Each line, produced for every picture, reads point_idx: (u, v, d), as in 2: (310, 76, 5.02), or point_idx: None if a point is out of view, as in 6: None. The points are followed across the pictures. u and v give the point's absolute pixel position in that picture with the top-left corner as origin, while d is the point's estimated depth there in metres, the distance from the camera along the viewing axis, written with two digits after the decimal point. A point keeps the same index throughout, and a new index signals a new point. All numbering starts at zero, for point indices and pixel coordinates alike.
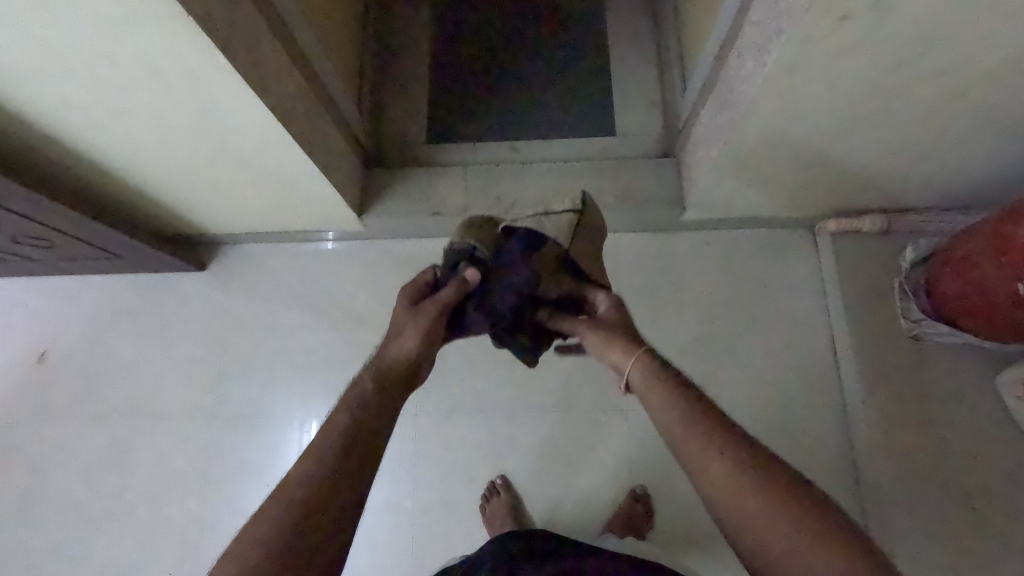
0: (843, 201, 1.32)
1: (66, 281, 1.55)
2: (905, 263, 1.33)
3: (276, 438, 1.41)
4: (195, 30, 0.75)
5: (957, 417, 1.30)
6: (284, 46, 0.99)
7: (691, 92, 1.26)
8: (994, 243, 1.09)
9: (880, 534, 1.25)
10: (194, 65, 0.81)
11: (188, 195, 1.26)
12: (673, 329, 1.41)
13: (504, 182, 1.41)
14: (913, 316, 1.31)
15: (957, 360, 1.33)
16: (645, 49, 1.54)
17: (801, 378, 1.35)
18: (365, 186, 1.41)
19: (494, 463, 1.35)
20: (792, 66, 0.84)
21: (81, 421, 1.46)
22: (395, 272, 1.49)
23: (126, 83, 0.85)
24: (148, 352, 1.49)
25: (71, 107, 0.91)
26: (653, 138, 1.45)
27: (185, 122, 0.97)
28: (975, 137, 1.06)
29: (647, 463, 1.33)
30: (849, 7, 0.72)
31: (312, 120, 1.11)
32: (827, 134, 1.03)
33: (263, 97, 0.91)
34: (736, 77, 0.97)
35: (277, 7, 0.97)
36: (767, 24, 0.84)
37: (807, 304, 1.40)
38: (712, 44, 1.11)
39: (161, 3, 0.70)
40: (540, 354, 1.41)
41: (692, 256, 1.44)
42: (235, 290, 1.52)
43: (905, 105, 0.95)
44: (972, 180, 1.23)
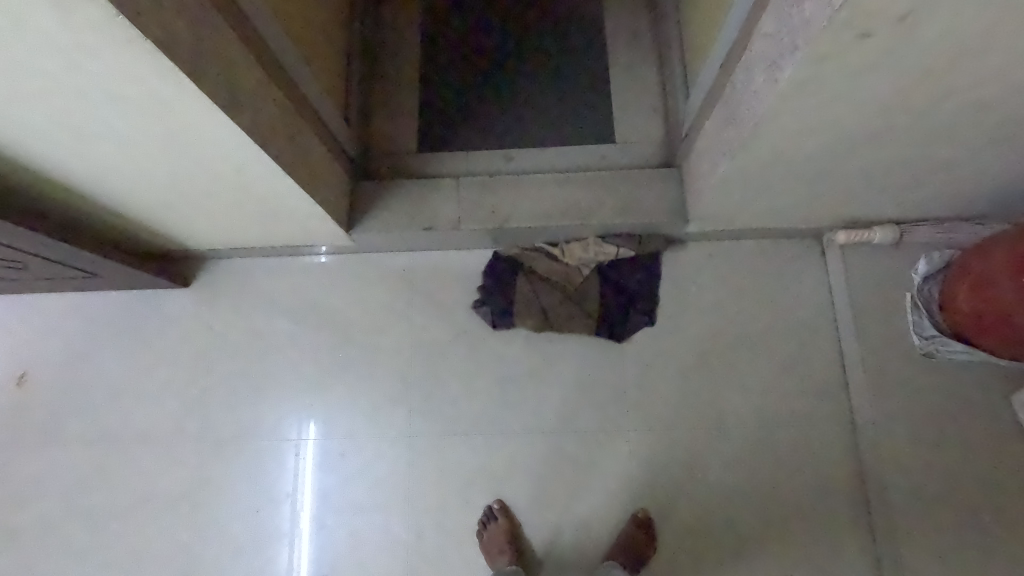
0: (853, 213, 1.26)
1: (45, 299, 1.49)
2: (918, 276, 1.28)
3: (265, 462, 1.36)
4: (157, 54, 0.68)
5: (968, 436, 1.25)
6: (260, 63, 0.93)
7: (693, 101, 1.20)
8: (1013, 263, 1.03)
9: (891, 560, 1.20)
10: (159, 88, 0.75)
11: (166, 213, 1.20)
12: (675, 346, 1.35)
13: (498, 193, 1.35)
14: (925, 333, 1.28)
15: (970, 377, 1.28)
16: (645, 51, 1.47)
17: (808, 396, 1.30)
18: (353, 200, 1.35)
19: (491, 487, 1.30)
20: (806, 84, 0.78)
21: (64, 445, 1.40)
22: (386, 288, 1.43)
23: (87, 109, 0.79)
24: (132, 373, 1.44)
25: (29, 132, 0.84)
26: (654, 146, 1.39)
27: (155, 144, 0.90)
28: (994, 150, 1.00)
29: (649, 486, 1.28)
30: (871, 24, 0.66)
31: (293, 137, 1.05)
32: (839, 149, 0.98)
33: (236, 119, 0.85)
34: (744, 91, 0.91)
35: (251, 20, 0.90)
36: (779, 38, 0.78)
37: (814, 318, 1.35)
38: (717, 52, 1.04)
39: (115, 27, 0.63)
40: (538, 373, 1.36)
41: (695, 269, 1.39)
42: (221, 307, 1.46)
43: (924, 121, 0.90)
44: (989, 192, 1.17)
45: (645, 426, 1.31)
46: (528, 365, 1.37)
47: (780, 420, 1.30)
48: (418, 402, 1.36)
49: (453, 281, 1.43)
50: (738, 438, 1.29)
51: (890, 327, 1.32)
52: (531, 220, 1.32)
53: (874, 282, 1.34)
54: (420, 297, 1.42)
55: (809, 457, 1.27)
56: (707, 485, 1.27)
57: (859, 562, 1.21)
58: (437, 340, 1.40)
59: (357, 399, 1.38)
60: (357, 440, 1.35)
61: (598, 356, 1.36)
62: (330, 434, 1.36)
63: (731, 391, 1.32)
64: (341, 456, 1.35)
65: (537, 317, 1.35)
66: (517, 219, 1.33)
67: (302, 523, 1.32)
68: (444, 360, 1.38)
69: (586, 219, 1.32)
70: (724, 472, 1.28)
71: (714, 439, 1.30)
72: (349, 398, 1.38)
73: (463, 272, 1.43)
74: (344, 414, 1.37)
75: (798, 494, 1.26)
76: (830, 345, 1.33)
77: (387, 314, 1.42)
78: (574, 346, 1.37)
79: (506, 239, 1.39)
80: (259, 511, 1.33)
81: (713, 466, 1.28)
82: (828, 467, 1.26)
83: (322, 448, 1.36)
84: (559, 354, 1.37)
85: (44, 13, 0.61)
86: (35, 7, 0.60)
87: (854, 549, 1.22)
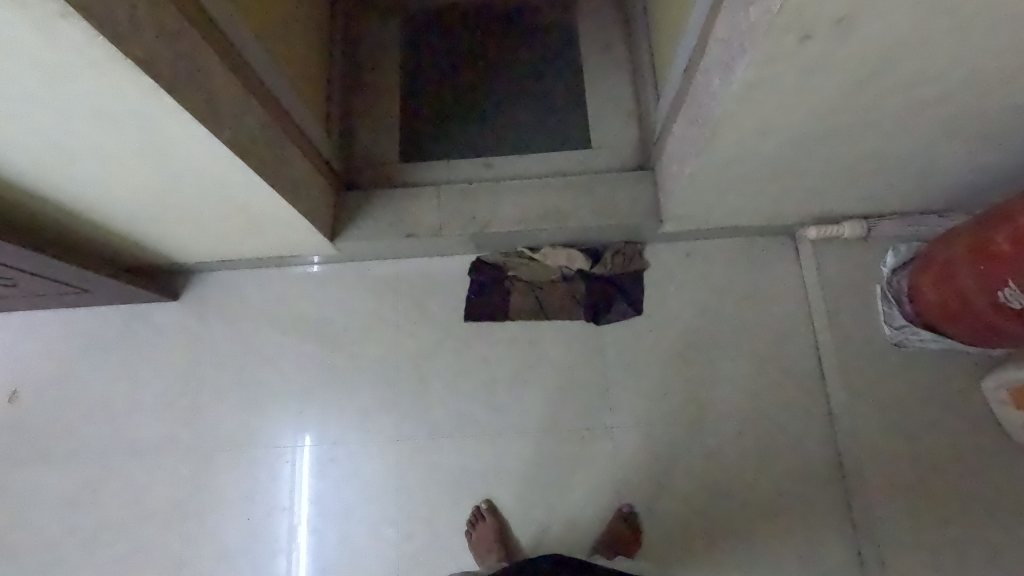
0: (821, 209, 1.31)
1: (35, 316, 1.52)
2: (886, 268, 1.33)
3: (258, 470, 1.38)
4: (137, 72, 0.72)
5: (942, 422, 1.29)
6: (240, 78, 0.97)
7: (663, 104, 1.24)
8: (974, 251, 1.07)
9: (871, 545, 1.23)
10: (141, 106, 0.78)
11: (152, 227, 1.23)
12: (655, 343, 1.39)
13: (477, 200, 1.38)
14: (895, 323, 1.31)
15: (941, 364, 1.32)
16: (618, 58, 1.52)
17: (785, 388, 1.34)
18: (337, 210, 1.38)
19: (479, 487, 1.33)
20: (758, 86, 0.83)
21: (56, 460, 1.42)
22: (372, 296, 1.47)
23: (72, 126, 0.82)
24: (122, 388, 1.46)
25: (15, 151, 0.87)
26: (629, 150, 1.43)
27: (139, 160, 0.94)
28: (947, 143, 1.05)
29: (634, 481, 1.31)
30: (810, 27, 0.71)
31: (275, 149, 1.09)
32: (799, 147, 1.02)
33: (217, 133, 0.89)
34: (704, 94, 0.95)
35: (229, 38, 0.94)
36: (731, 43, 0.82)
37: (789, 313, 1.38)
38: (680, 58, 1.09)
39: (96, 46, 0.67)
40: (522, 373, 1.39)
41: (672, 267, 1.43)
42: (209, 319, 1.48)
43: (877, 117, 0.94)
44: (949, 184, 1.22)
45: (629, 422, 1.34)
46: (512, 366, 1.40)
47: (760, 412, 1.33)
48: (405, 405, 1.39)
49: (437, 286, 1.46)
50: (718, 432, 1.32)
51: (863, 319, 1.36)
52: (510, 224, 1.36)
53: (846, 275, 1.39)
54: (405, 303, 1.45)
55: (788, 448, 1.30)
56: (689, 478, 1.30)
57: (839, 547, 1.24)
58: (423, 345, 1.42)
59: (346, 405, 1.40)
60: (347, 445, 1.38)
61: (581, 355, 1.39)
62: (322, 440, 1.38)
63: (711, 386, 1.35)
64: (332, 462, 1.37)
65: (529, 310, 1.42)
66: (497, 223, 1.36)
67: (297, 537, 1.33)
68: (430, 364, 1.41)
69: (564, 222, 1.35)
70: (706, 464, 1.31)
71: (695, 434, 1.33)
72: (337, 405, 1.40)
73: (447, 278, 1.46)
74: (333, 420, 1.39)
75: (778, 482, 1.29)
76: (806, 337, 1.37)
77: (373, 320, 1.45)
78: (557, 346, 1.40)
79: (487, 244, 1.42)
80: (252, 519, 1.35)
81: (696, 459, 1.31)
82: (806, 457, 1.29)
83: (314, 455, 1.38)
84: (542, 354, 1.40)
85: (29, 36, 0.64)
86: (19, 29, 0.63)
87: (835, 536, 1.24)
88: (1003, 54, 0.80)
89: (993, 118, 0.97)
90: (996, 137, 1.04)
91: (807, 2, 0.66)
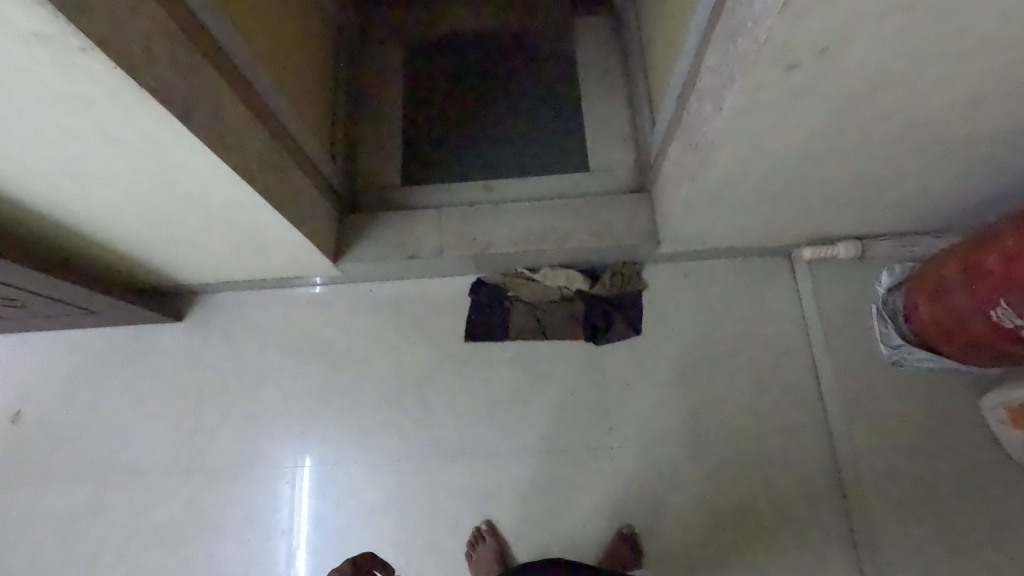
0: (815, 230, 1.33)
1: (42, 337, 1.54)
2: (882, 288, 1.35)
3: (259, 491, 1.38)
4: (150, 100, 0.75)
5: (941, 441, 1.29)
6: (249, 106, 1.00)
7: (658, 129, 1.28)
8: (966, 271, 1.09)
9: (873, 567, 1.22)
10: (153, 132, 0.81)
11: (159, 250, 1.25)
12: (655, 363, 1.40)
13: (479, 222, 1.41)
14: (891, 343, 1.32)
15: (939, 383, 1.33)
16: (615, 85, 1.57)
17: (785, 408, 1.34)
18: (340, 232, 1.41)
19: (480, 508, 1.32)
20: (748, 112, 0.86)
21: (57, 481, 1.42)
22: (374, 316, 1.48)
23: (84, 151, 0.85)
24: (125, 408, 1.47)
25: (30, 176, 0.90)
26: (626, 173, 1.46)
27: (149, 184, 0.96)
28: (934, 166, 1.08)
29: (634, 502, 1.30)
30: (796, 56, 0.74)
31: (280, 173, 1.12)
32: (791, 170, 1.05)
33: (225, 158, 0.91)
34: (697, 119, 0.98)
35: (238, 68, 0.98)
36: (721, 71, 0.85)
37: (786, 333, 1.40)
38: (674, 85, 1.13)
39: (111, 76, 0.70)
40: (522, 394, 1.40)
41: (670, 288, 1.45)
42: (214, 340, 1.50)
43: (866, 141, 0.97)
44: (941, 205, 1.24)
45: (629, 442, 1.35)
46: (512, 386, 1.40)
47: (759, 432, 1.33)
48: (406, 425, 1.39)
49: (439, 307, 1.48)
50: (718, 451, 1.33)
51: (860, 338, 1.37)
52: (511, 245, 1.38)
53: (843, 295, 1.40)
54: (407, 323, 1.47)
55: (789, 468, 1.30)
56: (689, 499, 1.30)
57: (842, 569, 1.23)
58: (424, 365, 1.44)
59: (347, 425, 1.41)
60: (348, 466, 1.38)
61: (581, 376, 1.40)
62: (323, 461, 1.39)
63: (710, 405, 1.36)
64: (333, 482, 1.37)
65: (529, 330, 1.44)
66: (497, 244, 1.38)
67: (297, 560, 1.32)
68: (432, 384, 1.42)
69: (563, 243, 1.38)
70: (705, 485, 1.31)
71: (695, 454, 1.33)
72: (338, 425, 1.41)
73: (447, 298, 1.48)
74: (334, 441, 1.40)
75: (778, 503, 1.28)
76: (804, 357, 1.38)
77: (375, 340, 1.47)
78: (557, 366, 1.41)
79: (487, 265, 1.44)
80: (251, 541, 1.34)
81: (696, 480, 1.31)
82: (806, 477, 1.29)
83: (316, 475, 1.38)
84: (542, 373, 1.41)
85: (47, 66, 0.67)
86: (37, 59, 0.66)
87: (838, 558, 1.23)
88: (983, 81, 0.83)
89: (978, 141, 1.00)
90: (982, 160, 1.07)
91: (791, 33, 0.69)
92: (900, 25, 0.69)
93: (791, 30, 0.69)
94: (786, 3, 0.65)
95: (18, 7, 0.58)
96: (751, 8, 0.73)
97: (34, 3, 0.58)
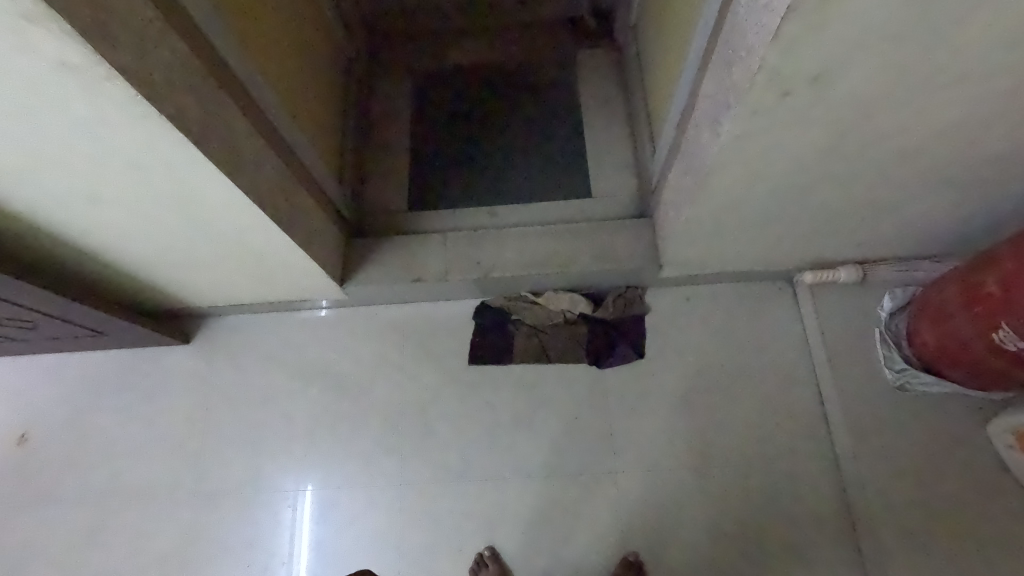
0: (815, 254, 1.35)
1: (52, 359, 1.56)
2: (885, 312, 1.36)
3: (261, 515, 1.37)
4: (168, 126, 0.78)
5: (949, 467, 1.28)
6: (262, 133, 1.04)
7: (659, 155, 1.31)
8: (966, 293, 1.10)
9: None
10: (170, 157, 0.84)
11: (170, 273, 1.28)
12: (658, 386, 1.40)
13: (483, 246, 1.43)
14: (896, 366, 1.32)
15: (944, 409, 1.32)
16: (617, 114, 1.61)
17: (789, 432, 1.34)
18: (346, 256, 1.44)
19: (482, 533, 1.31)
20: (744, 137, 0.88)
21: (59, 504, 1.42)
22: (378, 339, 1.50)
23: (101, 175, 0.88)
24: (129, 431, 1.47)
25: (50, 198, 0.93)
26: (628, 199, 1.49)
27: (163, 207, 0.99)
28: (931, 191, 1.10)
29: (639, 529, 1.29)
30: (790, 84, 0.77)
31: (290, 198, 1.15)
32: (789, 195, 1.07)
33: (238, 182, 0.94)
34: (695, 145, 1.01)
35: (252, 97, 1.02)
36: (717, 98, 0.88)
37: (789, 357, 1.40)
38: (673, 113, 1.16)
39: (132, 103, 0.73)
40: (526, 417, 1.40)
41: (673, 312, 1.46)
42: (220, 362, 1.51)
43: (862, 167, 0.99)
44: (940, 230, 1.26)
45: (633, 466, 1.34)
46: (515, 410, 1.40)
47: (765, 457, 1.32)
48: (409, 449, 1.39)
49: (443, 330, 1.49)
50: (723, 477, 1.31)
51: (863, 363, 1.37)
52: (514, 269, 1.40)
53: (845, 319, 1.41)
54: (411, 346, 1.48)
55: (795, 494, 1.29)
56: (694, 525, 1.28)
57: None
58: (428, 388, 1.44)
59: (351, 448, 1.40)
60: (350, 490, 1.37)
61: (584, 399, 1.40)
62: (325, 485, 1.38)
63: (714, 430, 1.35)
64: (335, 506, 1.36)
65: (533, 353, 1.45)
66: (501, 268, 1.40)
67: None
68: (435, 406, 1.42)
69: (566, 267, 1.39)
70: (711, 510, 1.29)
71: (699, 479, 1.32)
72: (341, 449, 1.41)
73: (451, 322, 1.49)
74: (337, 464, 1.40)
75: (785, 530, 1.27)
76: (808, 381, 1.38)
77: (379, 364, 1.47)
78: (560, 389, 1.42)
79: (492, 288, 1.46)
80: (251, 566, 1.33)
81: (701, 505, 1.30)
82: (813, 503, 1.28)
83: (318, 499, 1.37)
84: (546, 397, 1.41)
85: (72, 94, 0.70)
86: (64, 88, 0.69)
87: None
88: (974, 107, 0.85)
89: (971, 166, 1.02)
90: (977, 185, 1.09)
91: (784, 61, 0.72)
92: (888, 54, 0.72)
93: (783, 59, 0.72)
94: (777, 33, 0.68)
95: (50, 38, 0.62)
96: (745, 39, 0.76)
97: (65, 34, 0.62)
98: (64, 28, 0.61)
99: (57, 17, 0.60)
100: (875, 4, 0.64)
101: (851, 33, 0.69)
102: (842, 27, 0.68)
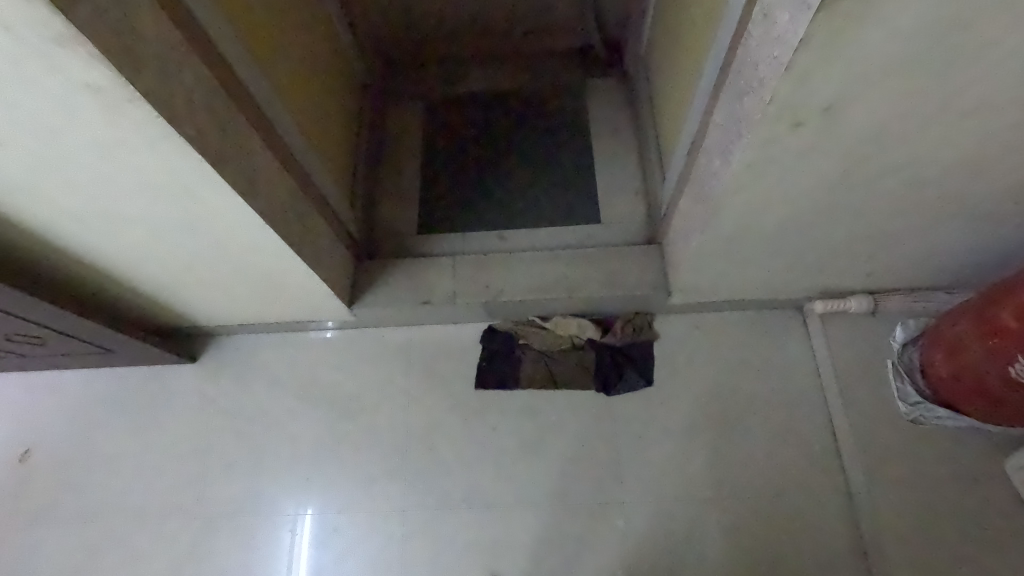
0: (826, 284, 1.34)
1: (61, 375, 1.56)
2: (896, 343, 1.35)
3: (260, 540, 1.34)
4: (187, 147, 0.79)
5: (966, 504, 1.24)
6: (277, 155, 1.05)
7: (669, 183, 1.32)
8: (979, 325, 1.09)
9: None
10: (187, 178, 0.86)
11: (180, 292, 1.28)
12: (667, 414, 1.38)
13: (491, 271, 1.44)
14: (909, 400, 1.30)
15: (961, 444, 1.29)
16: (626, 142, 1.63)
17: (801, 464, 1.31)
18: (355, 277, 1.44)
19: (485, 563, 1.28)
20: (755, 166, 0.89)
21: (57, 523, 1.40)
22: (385, 361, 1.49)
23: (119, 195, 0.89)
24: (132, 450, 1.46)
25: (68, 216, 0.94)
26: (637, 225, 1.49)
27: (177, 227, 1.00)
28: (944, 223, 1.10)
29: (645, 561, 1.25)
30: (801, 115, 0.78)
31: (302, 219, 1.16)
32: (800, 224, 1.07)
33: (252, 204, 0.95)
34: (705, 173, 1.02)
35: (267, 119, 1.04)
36: (728, 128, 0.89)
37: (800, 387, 1.38)
38: (683, 141, 1.17)
39: (153, 124, 0.74)
40: (532, 443, 1.38)
41: (682, 339, 1.45)
42: (225, 382, 1.51)
43: (873, 198, 0.99)
44: (952, 262, 1.26)
45: (641, 496, 1.31)
46: (522, 435, 1.39)
47: (775, 488, 1.29)
48: (413, 473, 1.37)
49: (450, 353, 1.48)
50: (734, 509, 1.28)
51: (875, 394, 1.35)
52: (523, 293, 1.40)
53: (856, 349, 1.39)
54: (418, 369, 1.47)
55: (807, 528, 1.26)
56: (702, 559, 1.25)
57: None
58: (434, 412, 1.43)
59: (354, 472, 1.39)
60: (352, 514, 1.35)
61: (592, 426, 1.38)
62: (327, 510, 1.36)
63: (725, 460, 1.33)
64: (336, 532, 1.34)
65: (541, 378, 1.44)
66: (509, 292, 1.40)
67: None
68: (440, 430, 1.41)
69: (574, 291, 1.40)
70: (719, 542, 1.26)
71: (709, 511, 1.28)
72: (345, 472, 1.39)
73: (459, 345, 1.49)
74: (339, 488, 1.37)
75: (797, 565, 1.23)
76: (820, 411, 1.35)
77: (385, 386, 1.46)
78: (567, 415, 1.40)
79: (499, 312, 1.46)
80: None
81: (710, 537, 1.26)
82: (825, 538, 1.25)
83: (318, 524, 1.35)
84: (553, 423, 1.39)
85: (95, 114, 0.72)
86: (89, 109, 0.71)
87: None
88: (984, 140, 0.86)
89: (984, 199, 1.02)
90: (991, 217, 1.09)
91: (795, 93, 0.74)
92: (897, 86, 0.73)
93: (795, 90, 0.73)
94: (789, 65, 0.69)
95: (78, 61, 0.64)
96: (756, 70, 0.77)
97: (91, 58, 0.64)
98: (91, 52, 0.63)
99: (87, 40, 0.62)
100: (884, 39, 0.66)
101: (861, 66, 0.70)
102: (853, 59, 0.69)
